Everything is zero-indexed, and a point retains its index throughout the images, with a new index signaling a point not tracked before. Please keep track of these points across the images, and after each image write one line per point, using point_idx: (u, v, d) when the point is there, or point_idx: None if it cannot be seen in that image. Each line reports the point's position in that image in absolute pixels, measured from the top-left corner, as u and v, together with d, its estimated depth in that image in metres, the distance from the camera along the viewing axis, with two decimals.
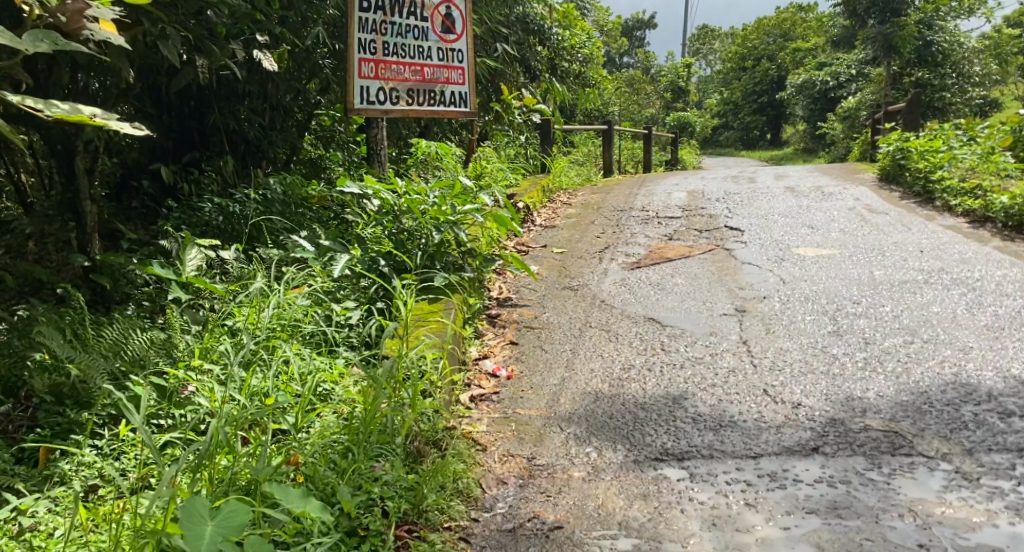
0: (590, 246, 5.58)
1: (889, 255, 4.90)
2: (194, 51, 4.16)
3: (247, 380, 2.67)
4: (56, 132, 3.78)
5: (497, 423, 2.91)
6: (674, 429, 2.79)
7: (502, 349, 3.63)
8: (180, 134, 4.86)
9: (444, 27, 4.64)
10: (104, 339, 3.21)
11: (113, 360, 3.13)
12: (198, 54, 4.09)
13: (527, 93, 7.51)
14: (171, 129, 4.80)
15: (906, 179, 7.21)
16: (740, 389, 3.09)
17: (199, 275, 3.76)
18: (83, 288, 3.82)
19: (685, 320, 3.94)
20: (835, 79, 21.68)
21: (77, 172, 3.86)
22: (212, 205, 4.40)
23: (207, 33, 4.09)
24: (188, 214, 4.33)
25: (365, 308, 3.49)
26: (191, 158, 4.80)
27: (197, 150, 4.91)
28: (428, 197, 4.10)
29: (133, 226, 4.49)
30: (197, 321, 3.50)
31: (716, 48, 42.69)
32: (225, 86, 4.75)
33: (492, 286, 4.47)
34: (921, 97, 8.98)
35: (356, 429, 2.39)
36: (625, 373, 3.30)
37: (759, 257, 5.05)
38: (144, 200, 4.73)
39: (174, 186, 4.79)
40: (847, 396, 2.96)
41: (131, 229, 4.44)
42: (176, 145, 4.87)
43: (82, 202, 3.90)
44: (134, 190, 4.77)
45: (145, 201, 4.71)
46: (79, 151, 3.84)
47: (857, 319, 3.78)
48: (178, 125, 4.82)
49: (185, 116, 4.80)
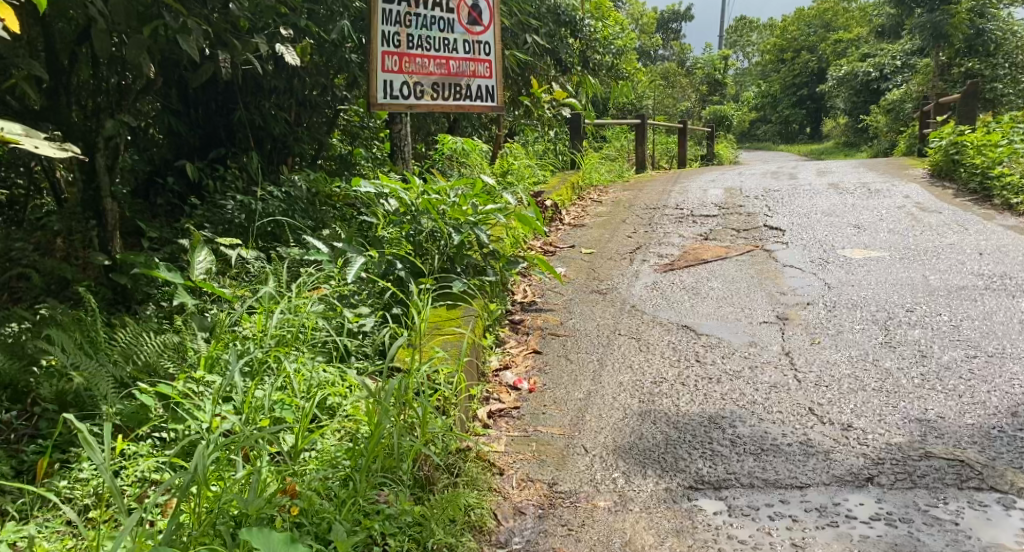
0: (620, 246, 5.33)
1: (944, 258, 4.59)
2: (217, 46, 3.98)
3: (249, 393, 2.47)
4: (78, 127, 3.64)
5: (515, 443, 2.69)
6: (710, 453, 2.55)
7: (524, 358, 3.41)
8: (207, 131, 4.72)
9: (470, 19, 4.41)
10: (117, 344, 3.03)
11: (123, 366, 2.95)
12: (221, 49, 3.93)
13: (559, 87, 7.26)
14: (198, 126, 4.66)
15: (960, 175, 6.85)
16: (783, 407, 2.84)
17: (207, 280, 3.43)
18: (105, 288, 3.69)
19: (721, 329, 3.68)
20: (878, 70, 21.12)
21: (98, 169, 3.71)
22: (234, 202, 4.23)
23: (230, 27, 3.92)
24: (212, 211, 4.19)
25: (380, 314, 3.28)
26: (217, 154, 4.64)
27: (224, 146, 4.75)
28: (450, 197, 3.88)
29: (156, 225, 4.34)
30: (205, 328, 3.19)
31: (752, 40, 41.95)
32: (251, 81, 4.59)
33: (516, 290, 4.26)
34: (977, 88, 8.57)
35: (360, 455, 2.19)
36: (657, 387, 3.06)
37: (802, 259, 4.76)
38: (170, 197, 4.59)
39: (200, 183, 4.64)
40: (904, 418, 2.71)
41: (154, 227, 4.29)
42: (203, 141, 4.72)
43: (103, 200, 3.75)
44: (160, 186, 4.63)
45: (171, 199, 4.57)
46: (101, 146, 3.69)
47: (912, 330, 3.51)
48: (206, 121, 4.67)
49: (212, 112, 4.66)
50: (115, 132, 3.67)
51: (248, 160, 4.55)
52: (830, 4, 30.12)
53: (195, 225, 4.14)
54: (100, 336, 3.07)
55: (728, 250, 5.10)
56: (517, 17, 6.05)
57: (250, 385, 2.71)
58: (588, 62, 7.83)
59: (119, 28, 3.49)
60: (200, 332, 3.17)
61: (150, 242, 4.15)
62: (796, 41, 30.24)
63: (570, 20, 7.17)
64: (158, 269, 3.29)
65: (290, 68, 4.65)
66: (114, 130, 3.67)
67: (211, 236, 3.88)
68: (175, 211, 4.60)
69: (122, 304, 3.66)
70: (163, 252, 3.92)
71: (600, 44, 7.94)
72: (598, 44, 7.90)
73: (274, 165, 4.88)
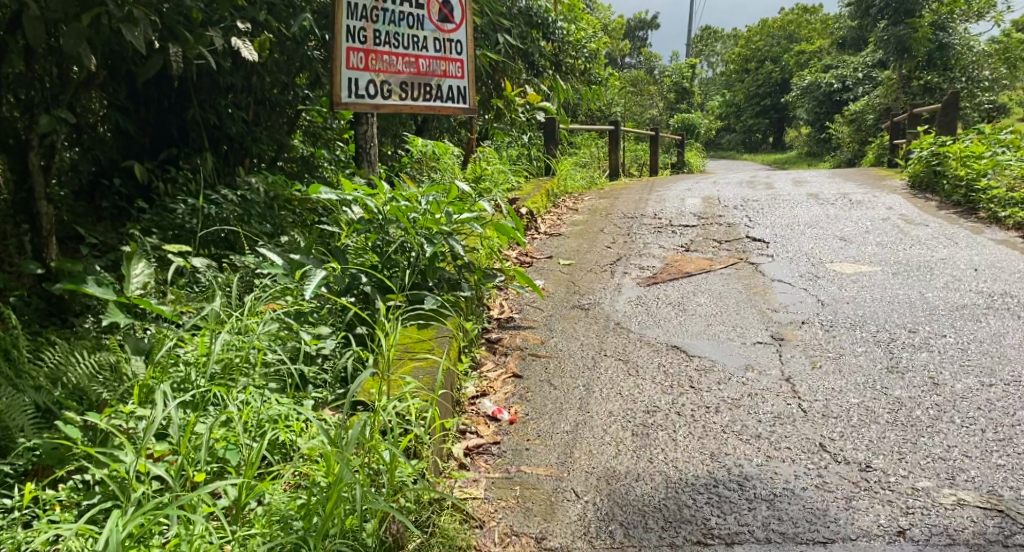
0: (600, 257, 5.04)
1: (939, 273, 4.38)
2: (167, 38, 3.62)
3: (185, 430, 2.15)
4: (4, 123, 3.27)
5: (497, 487, 2.39)
6: (717, 498, 2.29)
7: (503, 384, 3.09)
8: (158, 129, 4.33)
9: (441, 16, 4.09)
10: (41, 366, 2.68)
11: (47, 392, 2.60)
12: (171, 41, 3.59)
13: (531, 91, 6.89)
14: (149, 124, 4.28)
15: (943, 187, 6.66)
16: (790, 443, 2.56)
17: (144, 295, 3.09)
18: (39, 300, 3.28)
19: (714, 350, 3.39)
20: (840, 82, 21.10)
21: (31, 169, 3.33)
22: (186, 206, 3.83)
23: (181, 19, 3.60)
24: (161, 215, 3.79)
25: (342, 336, 2.97)
26: (168, 154, 4.25)
27: (176, 146, 4.36)
28: (419, 203, 3.56)
29: (100, 230, 3.94)
30: (140, 352, 2.81)
31: (718, 51, 42.09)
32: (207, 77, 4.23)
33: (491, 305, 3.96)
34: (956, 98, 8.40)
35: (315, 514, 1.89)
36: (650, 418, 2.76)
37: (791, 273, 4.52)
38: (116, 199, 4.18)
39: (149, 185, 4.24)
40: (927, 457, 2.45)
41: (97, 232, 3.89)
42: (153, 141, 4.34)
43: (36, 202, 3.34)
44: (106, 188, 4.21)
45: (117, 201, 4.17)
46: (33, 145, 3.32)
47: (918, 352, 3.26)
48: (156, 119, 4.28)
49: (164, 110, 4.28)
50: (49, 128, 3.27)
51: (201, 161, 4.17)
52: (793, 16, 30.31)
53: (142, 230, 3.75)
54: (23, 356, 2.70)
55: (711, 262, 4.84)
56: (488, 17, 5.73)
57: (188, 419, 2.39)
58: (561, 66, 7.51)
59: (54, 15, 3.11)
60: (135, 356, 2.80)
61: (91, 250, 3.75)
62: (761, 52, 30.33)
63: (542, 21, 6.88)
64: (87, 284, 2.91)
65: (249, 64, 4.30)
66: (49, 126, 3.27)
67: (157, 241, 3.52)
68: (122, 215, 4.20)
69: (57, 316, 3.26)
70: (105, 262, 3.53)
71: (573, 48, 7.64)
72: (571, 48, 7.58)
73: (230, 167, 4.49)
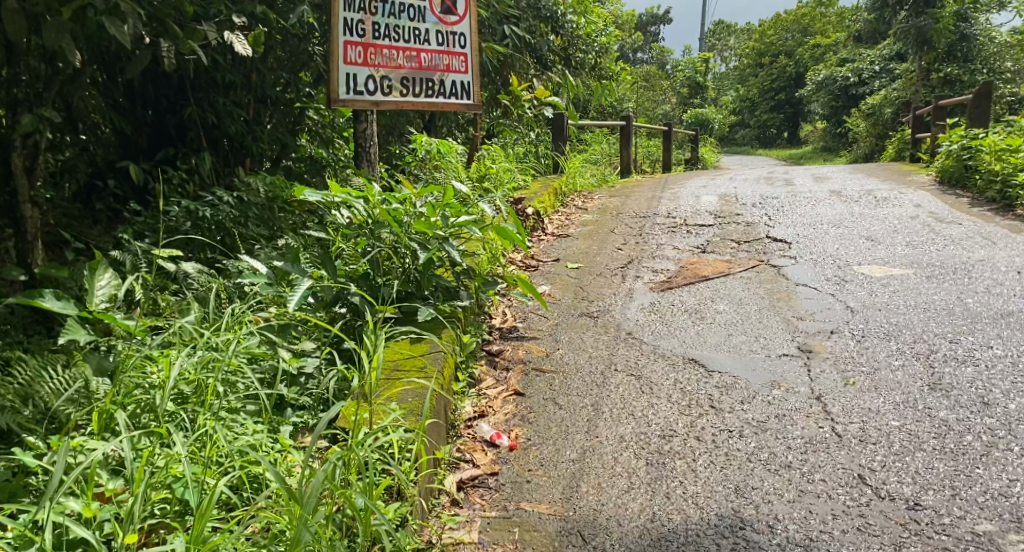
0: (610, 260, 4.74)
1: (977, 276, 4.06)
2: (159, 32, 3.34)
3: (137, 465, 1.89)
4: None
5: (492, 530, 2.13)
6: (744, 544, 2.03)
7: (503, 404, 2.82)
8: (156, 128, 4.05)
9: (444, 7, 3.79)
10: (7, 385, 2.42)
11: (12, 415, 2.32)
12: (164, 35, 3.30)
13: (539, 85, 6.57)
14: (146, 124, 3.99)
15: (975, 184, 6.32)
16: (825, 474, 2.28)
17: (110, 308, 2.79)
18: (22, 312, 3.01)
19: (735, 365, 3.09)
20: (856, 75, 20.64)
21: (13, 173, 3.05)
22: (180, 208, 3.53)
23: (175, 13, 3.31)
24: (154, 218, 3.50)
25: (325, 353, 2.71)
26: (165, 154, 3.96)
27: (175, 146, 4.07)
28: (415, 205, 3.27)
29: (91, 234, 3.66)
30: (104, 371, 2.49)
31: (732, 46, 41.60)
32: (205, 74, 3.94)
33: (492, 313, 3.68)
34: (989, 89, 8.01)
35: None
36: (666, 444, 2.48)
37: (815, 277, 4.20)
38: (109, 201, 3.89)
39: (145, 186, 3.95)
40: (986, 493, 2.17)
41: (87, 237, 3.61)
42: (150, 141, 4.04)
43: (20, 206, 3.07)
44: (99, 189, 3.93)
45: (111, 204, 3.87)
46: (15, 147, 3.03)
47: (963, 367, 2.95)
48: (154, 118, 4.01)
49: (162, 108, 4.00)
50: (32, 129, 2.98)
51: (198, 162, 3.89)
52: (807, 10, 29.90)
53: (133, 234, 3.46)
54: None
55: (729, 265, 4.54)
56: (495, 8, 5.44)
57: (146, 449, 2.13)
58: (570, 61, 7.22)
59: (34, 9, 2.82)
60: (100, 376, 2.48)
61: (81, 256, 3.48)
62: (774, 46, 29.91)
63: (551, 14, 6.58)
64: (44, 298, 2.62)
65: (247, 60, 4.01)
66: (31, 127, 2.92)
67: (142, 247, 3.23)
68: (117, 218, 3.91)
69: (42, 325, 3.01)
70: None
71: (583, 41, 7.34)
72: (581, 42, 7.28)
73: (230, 167, 4.20)
